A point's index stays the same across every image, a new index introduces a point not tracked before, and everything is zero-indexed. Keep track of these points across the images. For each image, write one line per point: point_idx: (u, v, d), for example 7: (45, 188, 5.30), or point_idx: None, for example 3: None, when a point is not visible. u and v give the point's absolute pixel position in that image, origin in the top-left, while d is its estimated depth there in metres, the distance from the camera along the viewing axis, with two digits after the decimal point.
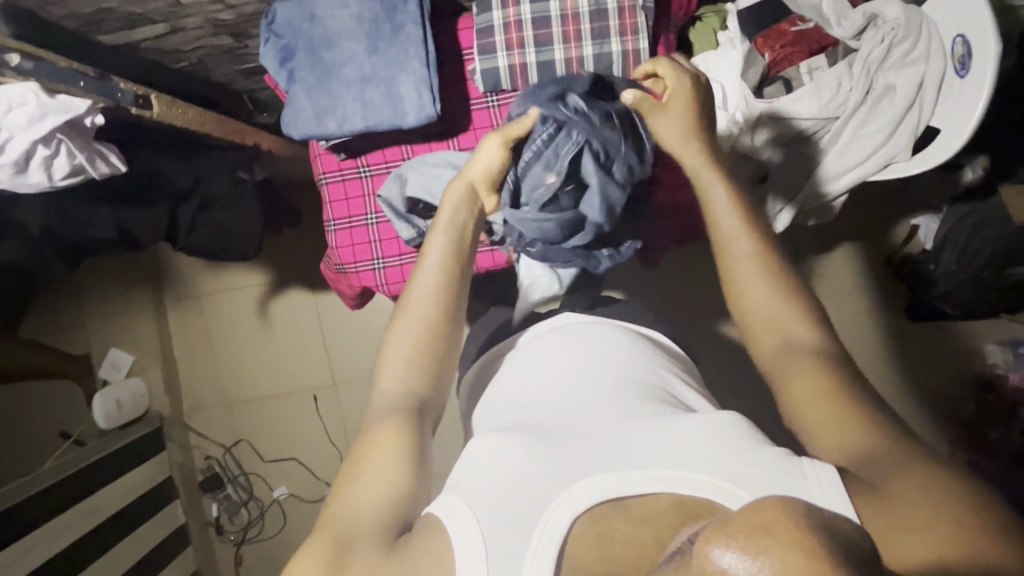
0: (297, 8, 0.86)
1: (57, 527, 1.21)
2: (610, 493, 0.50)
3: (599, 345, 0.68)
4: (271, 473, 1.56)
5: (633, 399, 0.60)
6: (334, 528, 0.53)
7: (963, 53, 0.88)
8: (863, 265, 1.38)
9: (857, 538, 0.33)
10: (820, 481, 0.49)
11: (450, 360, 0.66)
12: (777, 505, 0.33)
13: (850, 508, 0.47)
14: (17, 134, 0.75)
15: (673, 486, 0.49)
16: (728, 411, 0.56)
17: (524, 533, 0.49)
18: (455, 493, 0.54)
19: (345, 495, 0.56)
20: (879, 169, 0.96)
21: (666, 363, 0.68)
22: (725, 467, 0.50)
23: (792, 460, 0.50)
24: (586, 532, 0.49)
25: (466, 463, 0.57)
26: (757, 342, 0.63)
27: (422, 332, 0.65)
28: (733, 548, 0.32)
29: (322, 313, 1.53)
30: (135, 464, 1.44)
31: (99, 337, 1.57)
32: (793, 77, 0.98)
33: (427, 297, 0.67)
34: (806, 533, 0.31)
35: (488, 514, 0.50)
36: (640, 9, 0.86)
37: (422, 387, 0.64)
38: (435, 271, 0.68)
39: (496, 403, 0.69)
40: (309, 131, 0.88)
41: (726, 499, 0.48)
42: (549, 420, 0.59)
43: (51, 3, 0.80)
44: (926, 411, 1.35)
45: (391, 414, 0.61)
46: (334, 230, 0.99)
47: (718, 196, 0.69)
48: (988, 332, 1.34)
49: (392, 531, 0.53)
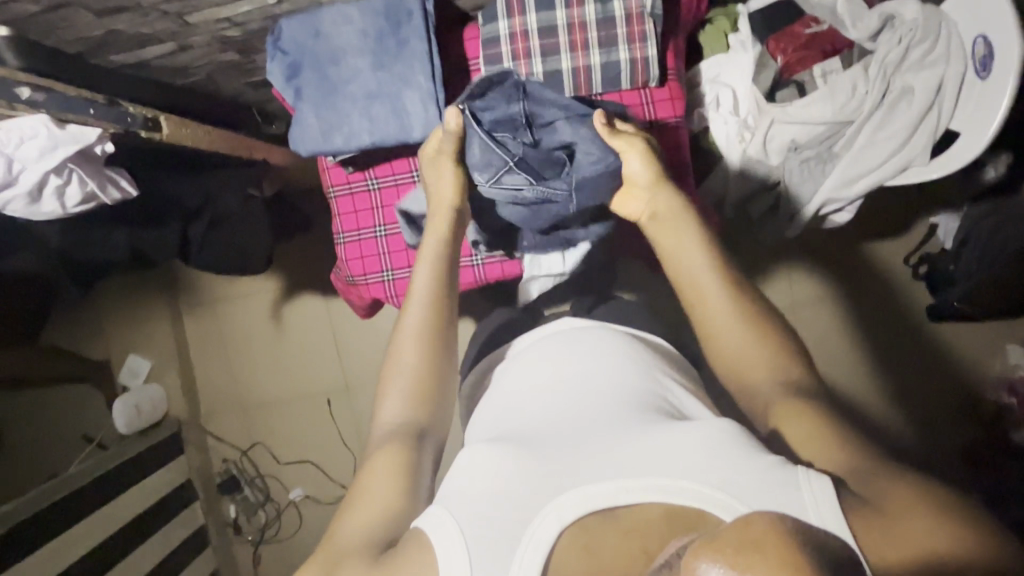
0: (303, 27, 0.86)
1: (81, 532, 1.23)
2: (600, 502, 0.48)
3: (589, 352, 0.67)
4: (288, 475, 1.57)
5: (627, 409, 0.58)
6: (334, 549, 0.54)
7: (984, 54, 0.86)
8: (884, 267, 1.35)
9: (844, 551, 0.32)
10: (814, 493, 0.46)
11: (444, 383, 0.66)
12: (766, 518, 0.33)
13: (845, 526, 0.45)
14: (29, 166, 0.78)
15: (662, 495, 0.48)
16: (725, 418, 0.53)
17: (509, 546, 0.48)
18: (444, 504, 0.52)
19: (345, 516, 0.57)
20: (897, 173, 0.93)
21: (663, 366, 0.67)
22: (719, 476, 0.48)
23: (788, 469, 0.48)
24: (575, 544, 0.48)
25: (457, 473, 0.55)
26: (772, 365, 0.61)
27: (415, 362, 0.65)
28: (719, 564, 0.31)
29: (334, 316, 1.54)
30: (157, 468, 1.47)
31: (115, 343, 1.60)
32: (807, 81, 0.96)
33: (421, 343, 0.66)
34: (792, 548, 0.31)
35: (474, 525, 0.49)
36: (649, 16, 0.85)
37: (419, 413, 0.63)
38: (422, 303, 0.67)
39: (489, 411, 0.68)
40: (317, 147, 0.89)
41: (717, 510, 0.46)
42: (541, 430, 0.58)
43: (61, 27, 0.81)
44: (947, 413, 1.33)
45: (392, 439, 0.61)
46: (344, 243, 0.99)
47: (677, 265, 0.67)
48: (1010, 332, 1.31)
49: (380, 544, 0.53)
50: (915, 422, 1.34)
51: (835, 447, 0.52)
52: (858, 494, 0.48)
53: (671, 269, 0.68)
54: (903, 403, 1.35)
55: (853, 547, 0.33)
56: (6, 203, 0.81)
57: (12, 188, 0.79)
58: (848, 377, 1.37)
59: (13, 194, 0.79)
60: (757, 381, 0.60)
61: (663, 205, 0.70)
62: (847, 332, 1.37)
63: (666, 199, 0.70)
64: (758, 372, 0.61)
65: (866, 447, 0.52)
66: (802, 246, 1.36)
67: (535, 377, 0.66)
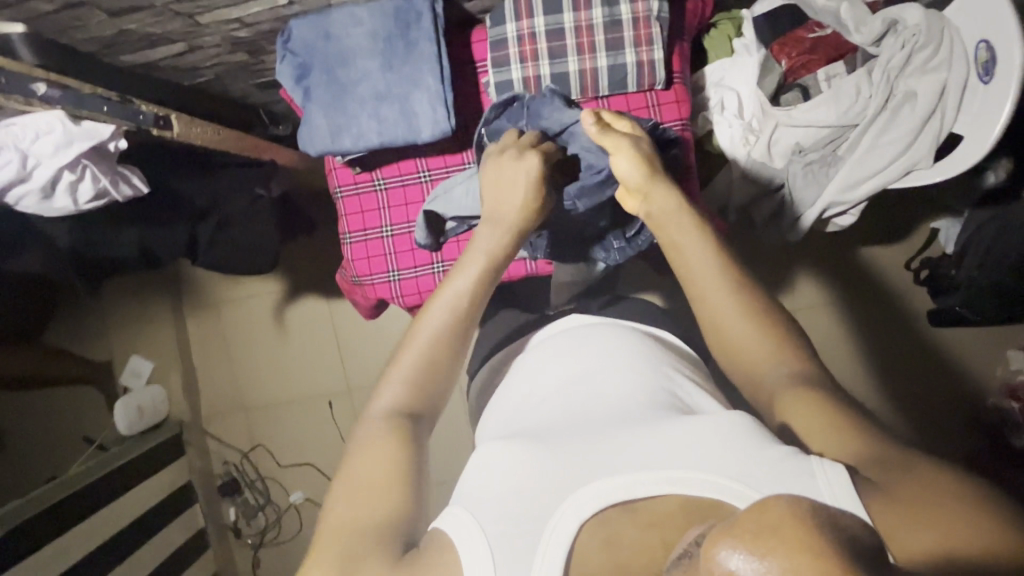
0: (313, 28, 0.86)
1: (82, 532, 1.23)
2: (618, 496, 0.48)
3: (601, 349, 0.67)
4: (290, 478, 1.57)
5: (641, 407, 0.58)
6: (340, 540, 0.51)
7: (986, 59, 0.86)
8: (883, 272, 1.36)
9: (863, 535, 0.33)
10: (828, 481, 0.47)
11: (452, 369, 0.64)
12: (783, 504, 0.33)
13: (859, 505, 0.45)
14: (44, 161, 0.79)
15: (679, 488, 0.48)
16: (738, 411, 0.54)
17: (530, 541, 0.48)
18: (461, 505, 0.52)
19: (345, 500, 0.54)
20: (900, 176, 0.94)
21: (675, 363, 0.67)
22: (736, 468, 0.48)
23: (800, 458, 0.48)
24: (594, 538, 0.48)
25: (474, 471, 0.55)
26: (783, 361, 0.61)
27: (432, 354, 0.63)
28: (741, 550, 0.32)
29: (338, 318, 1.54)
30: (158, 469, 1.46)
31: (118, 344, 1.60)
32: (811, 84, 0.97)
33: (431, 337, 0.64)
34: (814, 533, 0.31)
35: (495, 523, 0.49)
36: (655, 19, 0.86)
37: (416, 400, 0.62)
38: (449, 305, 0.65)
39: (500, 410, 0.68)
40: (326, 148, 0.89)
41: (735, 499, 0.47)
42: (557, 426, 0.58)
43: (74, 27, 0.82)
44: (951, 417, 1.34)
45: (389, 429, 0.58)
46: (350, 243, 1.00)
47: (685, 261, 0.67)
48: (1011, 336, 1.32)
49: (399, 545, 0.51)
50: (916, 428, 1.34)
51: (848, 441, 0.52)
52: (872, 483, 0.48)
53: (682, 267, 0.68)
54: (907, 407, 1.35)
55: (871, 532, 0.33)
56: (19, 200, 0.81)
57: (27, 183, 0.80)
58: (851, 381, 1.37)
59: (27, 189, 0.80)
60: (770, 378, 0.60)
61: (657, 202, 0.70)
62: (849, 337, 1.38)
63: (661, 198, 0.70)
64: (771, 370, 0.61)
65: (879, 440, 0.52)
66: (805, 250, 1.37)
67: (547, 372, 0.67)
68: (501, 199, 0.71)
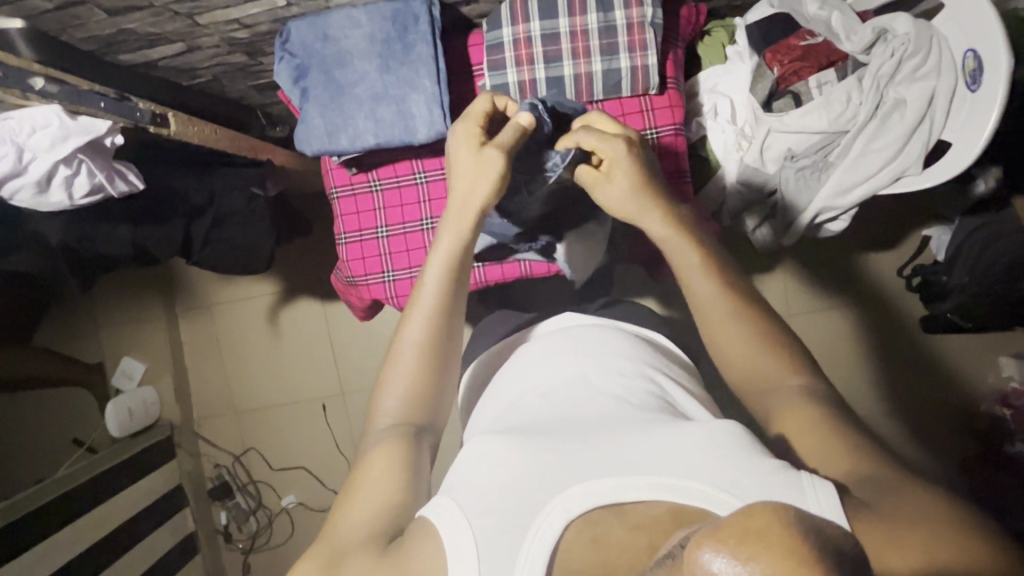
0: (311, 29, 0.87)
1: (66, 537, 1.21)
2: (606, 498, 0.49)
3: (593, 351, 0.67)
4: (282, 482, 1.56)
5: (633, 410, 0.58)
6: (332, 544, 0.53)
7: (974, 67, 0.88)
8: (874, 280, 1.37)
9: (846, 543, 0.32)
10: (815, 492, 0.47)
11: (442, 376, 0.66)
12: (767, 510, 0.32)
13: (841, 514, 0.46)
14: (40, 155, 0.78)
15: (667, 493, 0.48)
16: (728, 419, 0.54)
17: (515, 539, 0.48)
18: (450, 497, 0.53)
19: (341, 509, 0.56)
20: (890, 182, 0.95)
21: (664, 366, 0.68)
22: (720, 476, 0.49)
23: (790, 472, 0.49)
24: (581, 537, 0.48)
25: (463, 467, 0.56)
26: (771, 363, 0.62)
27: (415, 361, 0.65)
28: (722, 554, 0.31)
29: (332, 319, 1.54)
30: (147, 472, 1.45)
31: (111, 345, 1.59)
32: (803, 91, 0.97)
33: (417, 341, 0.66)
34: (795, 538, 0.31)
35: (483, 518, 0.49)
36: (650, 25, 0.86)
37: (413, 409, 0.63)
38: (426, 314, 0.66)
39: (493, 408, 0.69)
40: (322, 147, 0.90)
41: (716, 505, 0.47)
42: (546, 425, 0.59)
43: (73, 26, 0.82)
44: (941, 422, 1.35)
45: (387, 438, 0.61)
46: (345, 243, 1.01)
47: (687, 266, 0.69)
48: (1004, 344, 1.33)
49: (385, 540, 0.52)
50: (905, 432, 1.36)
51: (836, 454, 0.53)
52: (861, 500, 0.48)
53: (690, 289, 0.69)
54: (896, 410, 1.37)
55: (853, 538, 0.33)
56: (14, 194, 0.80)
57: (22, 177, 0.79)
58: (843, 384, 1.39)
59: (22, 183, 0.79)
60: (760, 383, 0.62)
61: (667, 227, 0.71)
62: (838, 342, 1.39)
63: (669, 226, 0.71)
64: (762, 373, 0.62)
65: (869, 453, 0.53)
66: (797, 254, 1.39)
67: (542, 373, 0.67)
68: (456, 172, 0.70)
